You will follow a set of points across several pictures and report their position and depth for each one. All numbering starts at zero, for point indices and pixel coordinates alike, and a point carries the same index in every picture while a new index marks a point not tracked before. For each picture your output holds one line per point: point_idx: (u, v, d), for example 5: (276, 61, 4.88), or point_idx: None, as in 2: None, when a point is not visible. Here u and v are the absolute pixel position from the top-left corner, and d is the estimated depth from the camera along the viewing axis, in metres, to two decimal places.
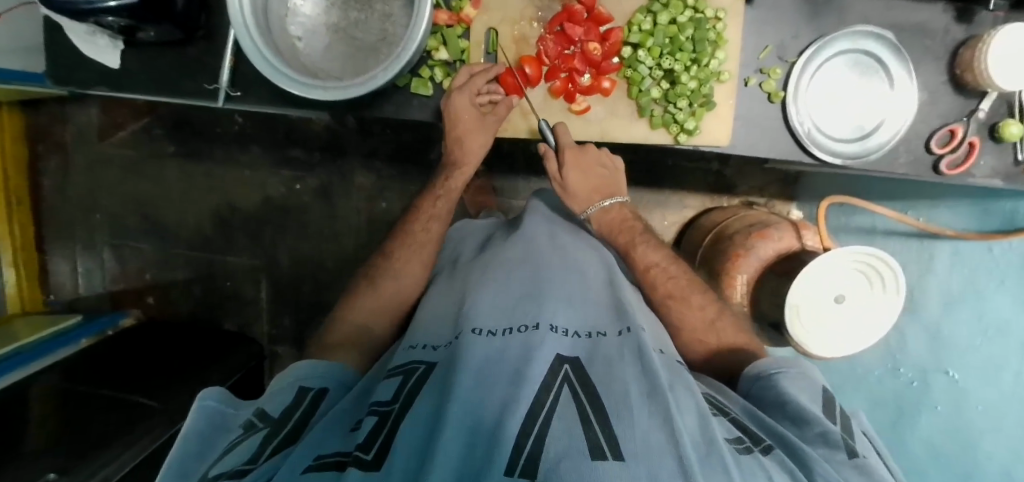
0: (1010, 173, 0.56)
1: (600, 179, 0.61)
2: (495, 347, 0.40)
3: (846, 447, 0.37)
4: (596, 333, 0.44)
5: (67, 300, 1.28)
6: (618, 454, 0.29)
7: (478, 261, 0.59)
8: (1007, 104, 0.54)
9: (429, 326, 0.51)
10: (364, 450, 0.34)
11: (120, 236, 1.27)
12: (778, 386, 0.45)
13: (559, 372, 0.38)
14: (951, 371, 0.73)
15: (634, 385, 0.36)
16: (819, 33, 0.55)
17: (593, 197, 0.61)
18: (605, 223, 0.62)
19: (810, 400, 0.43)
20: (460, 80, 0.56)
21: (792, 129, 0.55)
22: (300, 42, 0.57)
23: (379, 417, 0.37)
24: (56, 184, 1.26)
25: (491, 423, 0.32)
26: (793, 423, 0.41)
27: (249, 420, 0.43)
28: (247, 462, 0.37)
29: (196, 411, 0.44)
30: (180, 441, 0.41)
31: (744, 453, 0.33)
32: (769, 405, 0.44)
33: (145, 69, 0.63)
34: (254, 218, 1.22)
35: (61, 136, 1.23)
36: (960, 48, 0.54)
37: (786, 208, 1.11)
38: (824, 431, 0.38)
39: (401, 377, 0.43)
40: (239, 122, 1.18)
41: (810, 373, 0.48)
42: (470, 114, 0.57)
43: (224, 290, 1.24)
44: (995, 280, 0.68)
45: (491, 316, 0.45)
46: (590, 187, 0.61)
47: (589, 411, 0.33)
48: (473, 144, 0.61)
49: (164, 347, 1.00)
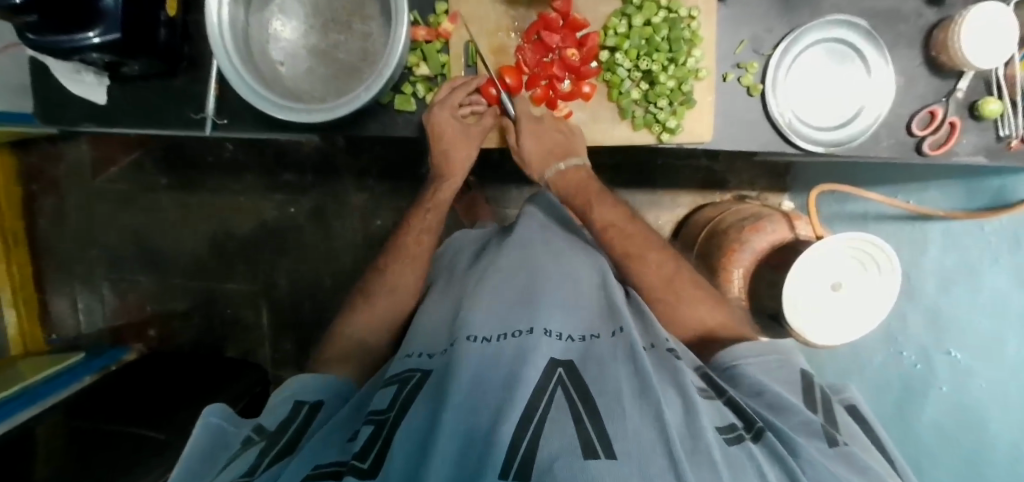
0: (993, 149, 0.56)
1: (555, 142, 0.58)
2: (490, 352, 0.40)
3: (828, 436, 0.36)
4: (590, 337, 0.44)
5: (68, 337, 1.28)
6: (610, 452, 0.29)
7: (471, 269, 0.59)
8: (985, 81, 0.55)
9: (425, 335, 0.51)
10: (360, 459, 0.34)
11: (118, 270, 1.27)
12: (752, 375, 0.45)
13: (553, 375, 0.38)
14: (952, 350, 0.73)
15: (627, 384, 0.36)
16: (792, 25, 0.55)
17: (547, 159, 0.59)
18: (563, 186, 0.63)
19: (787, 389, 0.43)
20: (442, 94, 0.56)
21: (773, 120, 0.55)
22: (282, 67, 0.58)
23: (375, 426, 0.37)
24: (52, 223, 1.26)
25: (486, 429, 0.32)
26: (773, 412, 0.41)
27: (246, 436, 0.43)
28: (245, 474, 0.37)
29: (199, 428, 0.44)
30: (182, 459, 0.41)
31: (733, 443, 0.33)
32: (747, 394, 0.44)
33: (132, 103, 0.64)
34: (251, 244, 1.22)
35: (55, 175, 1.24)
36: (934, 30, 0.55)
37: (778, 200, 1.11)
38: (805, 419, 0.38)
39: (396, 386, 0.43)
40: (230, 149, 1.18)
41: (788, 359, 0.47)
42: (452, 126, 0.58)
43: (225, 317, 1.24)
44: (989, 258, 0.67)
45: (485, 322, 0.45)
46: (544, 152, 0.59)
47: (582, 411, 0.33)
48: (459, 157, 0.61)
49: (169, 377, 1.00)
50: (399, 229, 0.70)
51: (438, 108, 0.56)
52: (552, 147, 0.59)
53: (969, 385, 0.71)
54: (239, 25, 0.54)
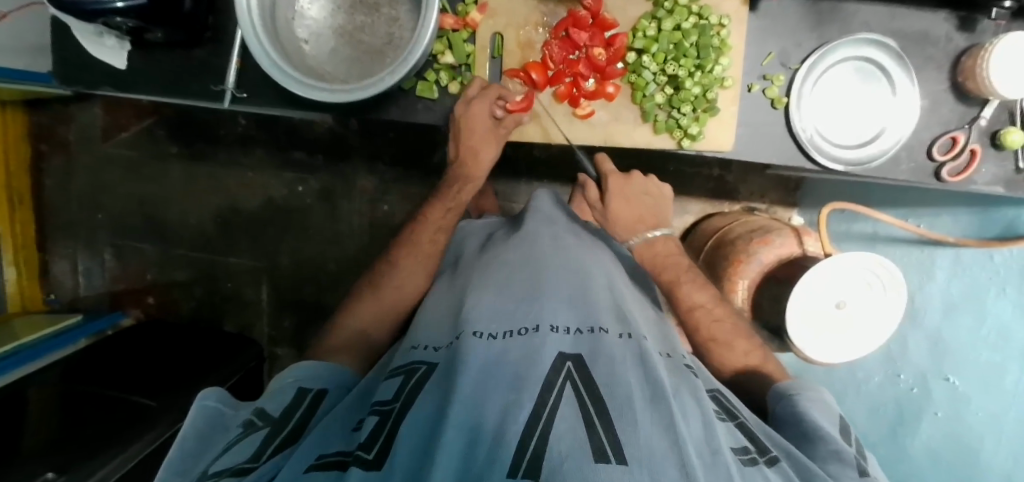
0: (1011, 180, 0.56)
1: (644, 211, 0.71)
2: (496, 348, 0.40)
3: (858, 466, 0.38)
4: (598, 329, 0.43)
5: (68, 299, 1.28)
6: (621, 458, 0.29)
7: (477, 260, 0.60)
8: (1009, 111, 0.55)
9: (430, 327, 0.51)
10: (365, 449, 0.34)
11: (121, 235, 1.27)
12: (795, 404, 0.46)
13: (562, 369, 0.37)
14: (951, 376, 0.74)
15: (637, 389, 0.36)
16: (821, 40, 0.55)
17: (637, 227, 0.70)
18: (650, 256, 0.67)
19: (831, 425, 0.44)
20: (473, 91, 0.56)
21: (795, 136, 0.55)
22: (306, 45, 0.57)
23: (381, 416, 0.38)
24: (59, 185, 1.26)
25: (494, 426, 0.32)
26: (805, 440, 0.42)
27: (247, 419, 0.44)
28: (248, 461, 0.37)
29: (196, 411, 0.44)
30: (180, 438, 0.42)
31: (748, 465, 0.34)
32: (785, 422, 0.45)
33: (153, 70, 0.64)
34: (256, 220, 1.22)
35: (65, 136, 1.24)
36: (963, 56, 0.55)
37: (786, 214, 1.12)
38: (837, 449, 0.40)
39: (401, 377, 0.43)
40: (242, 123, 1.18)
41: (828, 400, 0.48)
42: (483, 123, 0.57)
43: (226, 291, 1.24)
44: (996, 290, 0.67)
45: (490, 318, 0.45)
46: (634, 216, 0.70)
47: (592, 412, 0.33)
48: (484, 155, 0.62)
49: (166, 346, 1.01)
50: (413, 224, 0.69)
51: (469, 105, 0.56)
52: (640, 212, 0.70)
53: (964, 411, 0.72)
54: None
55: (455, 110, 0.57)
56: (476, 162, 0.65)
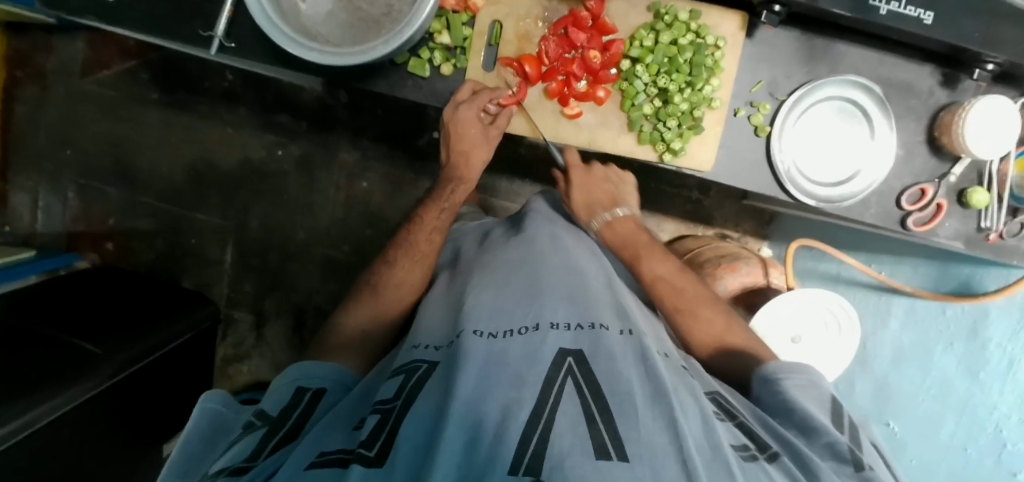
0: (972, 238, 0.58)
1: (602, 193, 0.70)
2: (497, 348, 0.39)
3: (851, 458, 0.37)
4: (598, 326, 0.43)
5: (22, 234, 1.22)
6: (622, 455, 0.28)
7: (478, 259, 0.59)
8: (978, 172, 0.57)
9: (434, 327, 0.50)
10: (367, 447, 0.32)
11: (88, 176, 1.22)
12: (784, 391, 0.44)
13: (562, 365, 0.37)
14: (892, 422, 0.77)
15: (638, 386, 0.35)
16: (810, 76, 0.56)
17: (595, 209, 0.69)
18: (611, 235, 0.68)
19: (822, 411, 0.43)
20: (463, 94, 0.56)
21: (773, 166, 0.56)
22: (303, 3, 0.56)
23: (381, 416, 0.36)
24: (28, 114, 1.20)
25: (495, 420, 0.31)
26: (799, 432, 0.41)
27: (246, 420, 0.42)
28: (247, 460, 0.36)
29: (197, 413, 0.43)
30: (179, 443, 0.41)
31: (750, 460, 0.33)
32: (778, 410, 0.44)
33: (140, 6, 0.61)
34: (231, 179, 1.19)
35: (42, 65, 1.18)
36: (942, 112, 0.56)
37: (756, 245, 1.14)
38: (832, 441, 0.38)
39: (402, 376, 0.41)
40: (230, 79, 1.15)
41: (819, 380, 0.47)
42: (473, 127, 0.58)
43: (188, 248, 1.21)
44: (943, 345, 0.69)
45: (490, 317, 0.44)
46: (593, 199, 0.70)
47: (593, 409, 0.32)
48: (474, 159, 0.64)
49: (117, 297, 0.97)
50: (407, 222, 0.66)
51: (458, 108, 0.56)
52: (602, 196, 0.70)
53: (898, 455, 0.75)
54: None
55: (444, 114, 0.57)
56: (468, 162, 0.64)
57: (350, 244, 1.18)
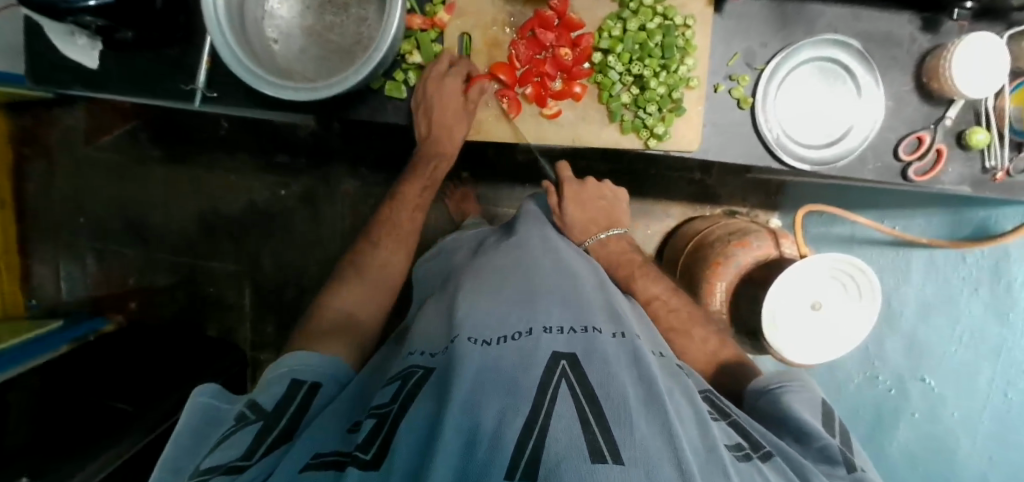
0: (978, 180, 0.57)
1: (596, 210, 0.72)
2: (492, 355, 0.39)
3: (845, 462, 0.39)
4: (591, 329, 0.43)
5: (48, 304, 1.26)
6: (618, 458, 0.28)
7: (470, 265, 0.59)
8: (974, 112, 0.55)
9: (427, 330, 0.51)
10: (363, 450, 0.34)
11: (104, 239, 1.26)
12: (780, 400, 0.46)
13: (556, 368, 0.37)
14: (928, 377, 0.74)
15: (631, 389, 0.36)
16: (786, 41, 0.56)
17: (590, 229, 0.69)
18: (603, 255, 0.69)
19: (814, 416, 0.44)
20: (439, 67, 0.56)
21: (761, 135, 0.55)
22: (276, 45, 0.57)
23: (378, 419, 0.37)
24: (41, 189, 1.25)
25: (490, 427, 0.31)
26: (793, 438, 0.42)
27: (241, 412, 0.43)
28: (241, 458, 0.37)
29: (190, 406, 0.44)
30: (175, 433, 0.41)
31: (743, 460, 0.34)
32: (772, 419, 0.46)
33: (124, 71, 0.63)
34: (239, 224, 1.22)
35: (48, 140, 1.23)
36: (927, 57, 0.55)
37: (767, 217, 1.12)
38: (825, 445, 0.40)
39: (398, 382, 0.42)
40: (225, 127, 1.18)
41: (810, 388, 0.49)
42: (455, 102, 0.57)
43: (207, 296, 1.24)
44: (969, 289, 0.69)
45: (485, 325, 0.44)
46: (588, 218, 0.70)
47: (588, 413, 0.32)
48: (455, 135, 0.59)
49: (146, 353, 0.99)
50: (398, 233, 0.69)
51: (439, 80, 0.55)
52: (594, 212, 0.71)
53: (940, 414, 0.73)
54: None
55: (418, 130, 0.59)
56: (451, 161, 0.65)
57: None
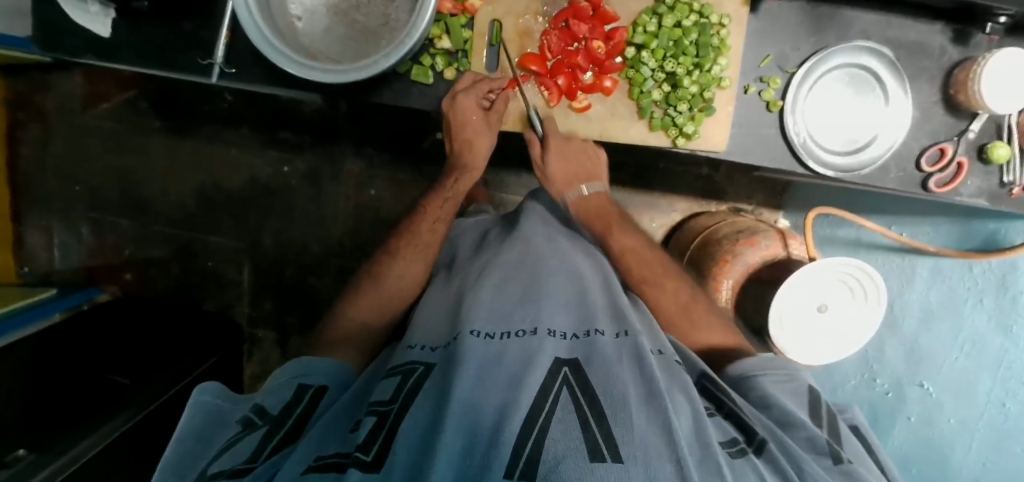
0: (995, 194, 0.57)
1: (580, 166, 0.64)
2: (493, 351, 0.40)
3: (832, 453, 0.39)
4: (593, 332, 0.43)
5: (41, 272, 1.24)
6: (616, 456, 0.29)
7: (474, 260, 0.59)
8: (997, 126, 0.56)
9: (428, 329, 0.50)
10: (363, 451, 0.33)
11: (100, 209, 1.23)
12: (761, 388, 0.47)
13: (558, 373, 0.37)
14: (926, 383, 0.76)
15: (633, 388, 0.36)
16: (819, 45, 0.55)
17: (572, 184, 0.64)
18: (582, 210, 0.65)
19: (796, 406, 0.45)
20: (464, 83, 0.56)
21: (788, 139, 0.55)
22: (299, 22, 0.56)
23: (378, 418, 0.37)
24: (35, 155, 1.21)
25: (490, 425, 0.32)
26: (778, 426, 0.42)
27: (246, 416, 0.42)
28: (246, 462, 0.36)
29: (190, 407, 0.42)
30: (173, 439, 0.39)
31: (737, 456, 0.35)
32: (754, 405, 0.46)
33: (136, 40, 0.61)
34: (240, 199, 1.20)
35: (42, 104, 1.19)
36: (955, 69, 0.55)
37: (772, 216, 1.13)
38: (811, 436, 0.40)
39: (399, 377, 0.41)
40: (229, 99, 1.15)
41: (796, 374, 0.50)
42: (474, 115, 0.57)
43: (205, 270, 1.22)
44: (972, 301, 0.70)
45: (487, 318, 0.45)
46: (570, 174, 0.64)
47: (588, 413, 0.33)
48: (479, 143, 0.62)
49: (141, 326, 0.98)
50: (412, 217, 0.68)
51: (455, 99, 0.55)
52: (579, 169, 0.64)
53: (936, 417, 0.76)
54: None
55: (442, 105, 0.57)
56: (472, 149, 0.63)
57: (364, 252, 1.18)
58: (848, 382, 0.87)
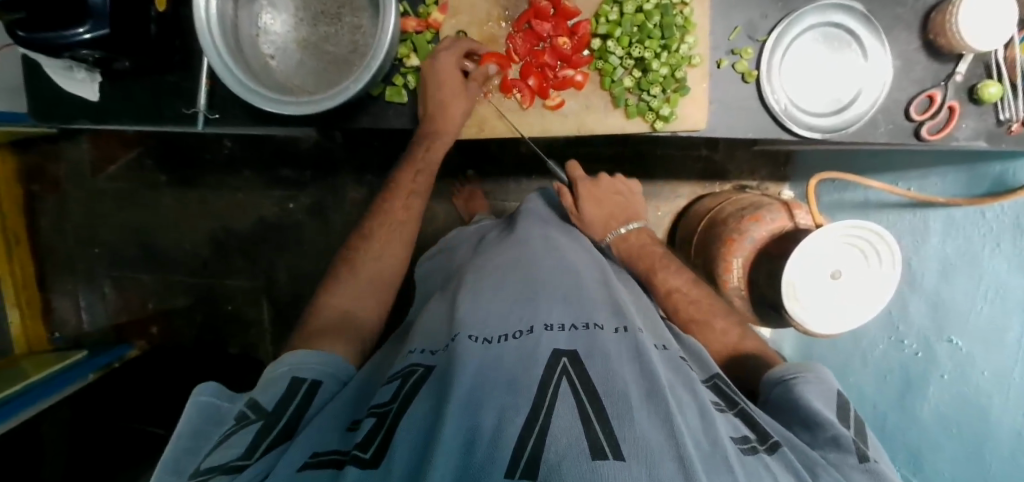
0: (993, 133, 0.55)
1: (614, 206, 0.68)
2: (491, 353, 0.40)
3: (857, 451, 0.38)
4: (592, 325, 0.43)
5: (71, 335, 1.28)
6: (618, 454, 0.28)
7: (472, 262, 0.59)
8: (985, 65, 0.54)
9: (428, 332, 0.50)
10: (362, 449, 0.33)
11: (119, 268, 1.28)
12: (790, 390, 0.44)
13: (556, 366, 0.37)
14: (954, 338, 0.72)
15: (634, 385, 0.35)
16: (787, 9, 0.54)
17: (610, 222, 0.67)
18: (624, 249, 0.66)
19: (827, 407, 0.42)
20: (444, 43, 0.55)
21: (768, 108, 0.55)
22: (272, 61, 0.57)
23: (377, 418, 0.37)
24: (54, 223, 1.27)
25: (489, 426, 0.31)
26: (801, 426, 0.41)
27: (241, 411, 0.41)
28: (240, 459, 0.36)
29: (189, 406, 0.42)
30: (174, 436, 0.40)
31: (749, 454, 0.34)
32: (782, 409, 0.44)
33: (125, 100, 0.63)
34: (250, 240, 1.23)
35: (56, 174, 1.24)
36: (931, 12, 0.54)
37: (778, 189, 1.11)
38: (835, 435, 0.39)
39: (398, 381, 0.41)
40: (228, 145, 1.19)
41: (827, 377, 0.46)
42: (453, 76, 0.54)
43: (225, 314, 1.25)
44: (989, 247, 0.66)
45: (486, 321, 0.44)
46: (605, 213, 0.67)
47: (589, 410, 0.32)
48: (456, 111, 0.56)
49: (169, 372, 1.00)
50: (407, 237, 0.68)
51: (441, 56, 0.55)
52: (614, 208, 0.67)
53: (969, 373, 0.71)
54: (228, 19, 0.53)
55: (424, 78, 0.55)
56: (446, 114, 0.55)
57: None
58: (877, 347, 0.86)
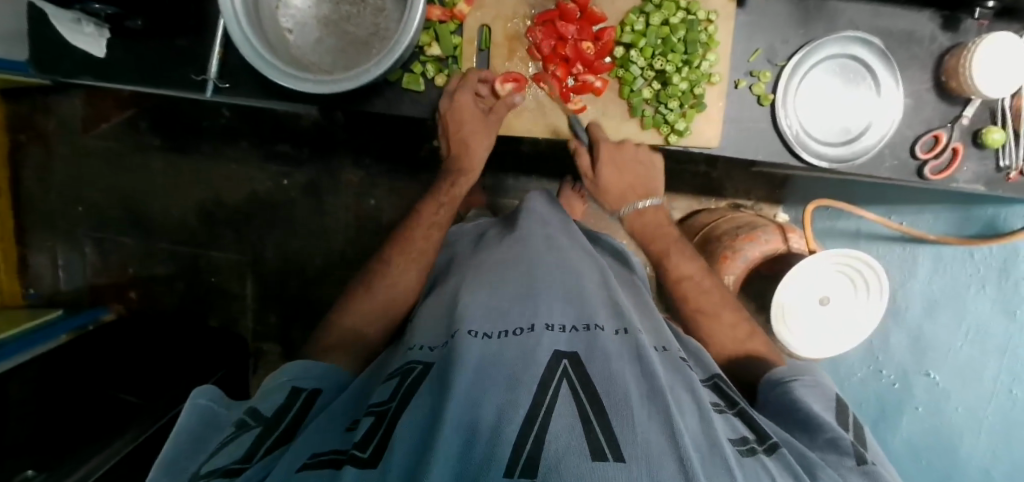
0: (992, 179, 0.57)
1: (635, 177, 0.60)
2: (493, 349, 0.40)
3: (856, 453, 0.39)
4: (593, 326, 0.43)
5: (46, 293, 1.25)
6: (618, 456, 0.29)
7: (473, 257, 0.60)
8: (990, 110, 0.56)
9: (427, 327, 0.50)
10: (360, 448, 0.33)
11: (103, 229, 1.24)
12: (791, 393, 0.46)
13: (557, 368, 0.37)
14: (932, 372, 0.75)
15: (634, 387, 0.36)
16: (808, 37, 0.55)
17: (627, 194, 0.62)
18: (638, 224, 0.64)
19: (823, 410, 0.44)
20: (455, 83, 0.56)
21: (781, 133, 0.55)
22: (291, 35, 0.56)
23: (376, 417, 0.37)
24: (38, 177, 1.23)
25: (490, 423, 0.32)
26: (804, 429, 0.42)
27: (240, 418, 0.41)
28: (240, 460, 0.36)
29: (186, 410, 0.42)
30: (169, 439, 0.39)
31: (747, 455, 0.34)
32: (783, 414, 0.46)
33: (131, 60, 0.62)
34: (241, 213, 1.21)
35: (43, 127, 1.20)
36: (946, 55, 0.55)
37: (771, 211, 1.13)
38: (835, 437, 0.40)
39: (397, 378, 0.41)
40: (226, 115, 1.16)
41: (822, 382, 0.48)
42: (472, 113, 0.57)
43: (209, 285, 1.23)
44: (976, 286, 0.69)
45: (484, 317, 0.45)
46: (624, 185, 0.60)
47: (590, 411, 0.33)
48: (476, 145, 0.61)
49: (147, 340, 0.97)
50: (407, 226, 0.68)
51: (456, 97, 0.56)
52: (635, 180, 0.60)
53: (944, 407, 0.74)
54: None
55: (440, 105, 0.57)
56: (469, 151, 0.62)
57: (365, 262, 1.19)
58: (854, 376, 0.87)
